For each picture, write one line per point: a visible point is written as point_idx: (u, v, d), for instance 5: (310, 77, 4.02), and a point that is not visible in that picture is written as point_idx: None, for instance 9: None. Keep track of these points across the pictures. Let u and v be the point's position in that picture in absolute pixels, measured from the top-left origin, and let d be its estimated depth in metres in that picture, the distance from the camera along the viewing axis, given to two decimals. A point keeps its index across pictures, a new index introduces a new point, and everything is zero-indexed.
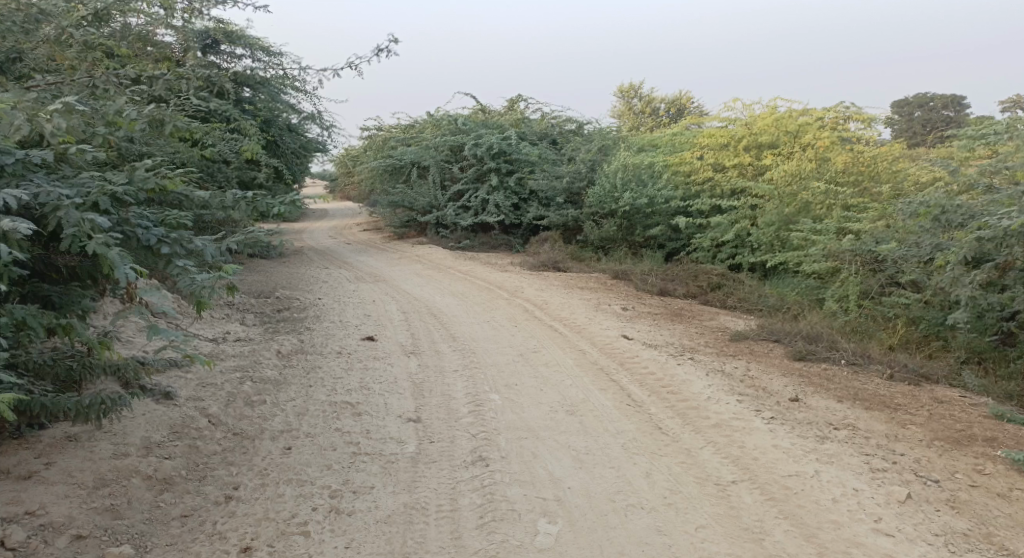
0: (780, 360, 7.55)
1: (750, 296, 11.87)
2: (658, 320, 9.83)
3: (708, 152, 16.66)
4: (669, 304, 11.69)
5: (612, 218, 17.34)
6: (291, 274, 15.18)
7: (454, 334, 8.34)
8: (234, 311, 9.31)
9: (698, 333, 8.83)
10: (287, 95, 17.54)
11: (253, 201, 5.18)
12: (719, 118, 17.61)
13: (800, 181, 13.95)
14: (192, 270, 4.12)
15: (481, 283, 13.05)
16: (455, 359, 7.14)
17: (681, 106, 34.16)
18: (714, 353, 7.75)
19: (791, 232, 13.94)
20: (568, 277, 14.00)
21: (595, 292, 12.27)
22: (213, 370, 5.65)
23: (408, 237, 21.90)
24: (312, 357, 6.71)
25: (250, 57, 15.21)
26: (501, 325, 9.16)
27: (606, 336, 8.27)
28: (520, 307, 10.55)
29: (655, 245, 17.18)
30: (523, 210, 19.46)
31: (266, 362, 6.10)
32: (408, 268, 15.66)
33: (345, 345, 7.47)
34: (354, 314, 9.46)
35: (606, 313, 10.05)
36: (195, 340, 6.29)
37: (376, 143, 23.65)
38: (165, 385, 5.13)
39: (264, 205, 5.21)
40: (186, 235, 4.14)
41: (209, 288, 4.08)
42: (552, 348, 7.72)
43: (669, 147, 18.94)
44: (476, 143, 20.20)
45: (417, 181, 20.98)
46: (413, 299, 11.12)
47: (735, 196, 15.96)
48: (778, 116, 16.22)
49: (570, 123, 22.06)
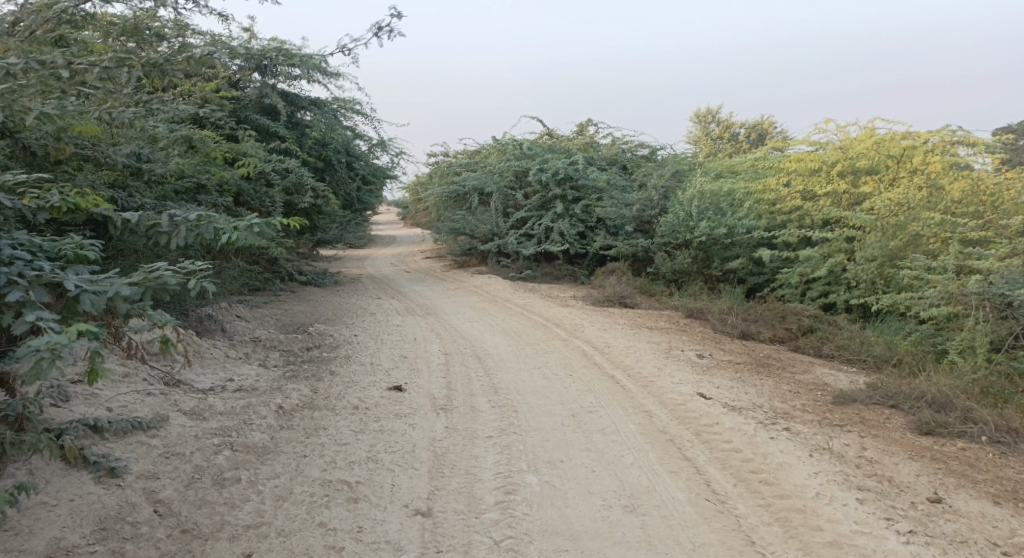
0: (900, 435, 6.25)
1: (849, 343, 10.51)
2: (739, 372, 8.42)
3: (796, 179, 15.20)
4: (751, 350, 10.24)
5: (687, 249, 15.95)
6: (339, 304, 14.33)
7: (497, 386, 7.16)
8: (257, 349, 8.33)
9: (789, 391, 7.39)
10: (347, 120, 16.91)
11: (196, 225, 4.12)
12: (808, 141, 16.11)
13: (910, 212, 12.48)
14: (50, 327, 3.03)
15: (538, 319, 11.85)
16: (492, 422, 5.91)
17: (763, 131, 32.36)
18: (812, 423, 6.35)
19: (897, 269, 12.47)
20: (635, 315, 12.66)
21: (666, 333, 10.90)
22: (185, 434, 4.58)
23: (469, 265, 20.93)
24: (319, 414, 5.57)
25: (306, 78, 14.37)
26: (555, 373, 7.87)
27: (677, 395, 6.93)
28: (579, 350, 9.26)
29: (735, 279, 15.75)
30: (590, 239, 18.21)
31: (257, 424, 4.95)
32: (463, 299, 14.63)
33: (365, 397, 6.33)
34: (388, 356, 8.34)
35: (679, 361, 8.69)
36: (179, 393, 5.24)
37: (440, 169, 22.90)
38: (114, 457, 4.11)
39: (209, 230, 4.13)
40: (52, 274, 3.21)
41: (58, 353, 2.85)
42: (610, 409, 6.41)
43: (750, 175, 17.55)
44: (541, 168, 19.17)
45: (478, 208, 20.02)
46: (461, 338, 9.99)
47: (828, 227, 14.51)
48: (878, 138, 14.65)
49: (642, 148, 20.78)
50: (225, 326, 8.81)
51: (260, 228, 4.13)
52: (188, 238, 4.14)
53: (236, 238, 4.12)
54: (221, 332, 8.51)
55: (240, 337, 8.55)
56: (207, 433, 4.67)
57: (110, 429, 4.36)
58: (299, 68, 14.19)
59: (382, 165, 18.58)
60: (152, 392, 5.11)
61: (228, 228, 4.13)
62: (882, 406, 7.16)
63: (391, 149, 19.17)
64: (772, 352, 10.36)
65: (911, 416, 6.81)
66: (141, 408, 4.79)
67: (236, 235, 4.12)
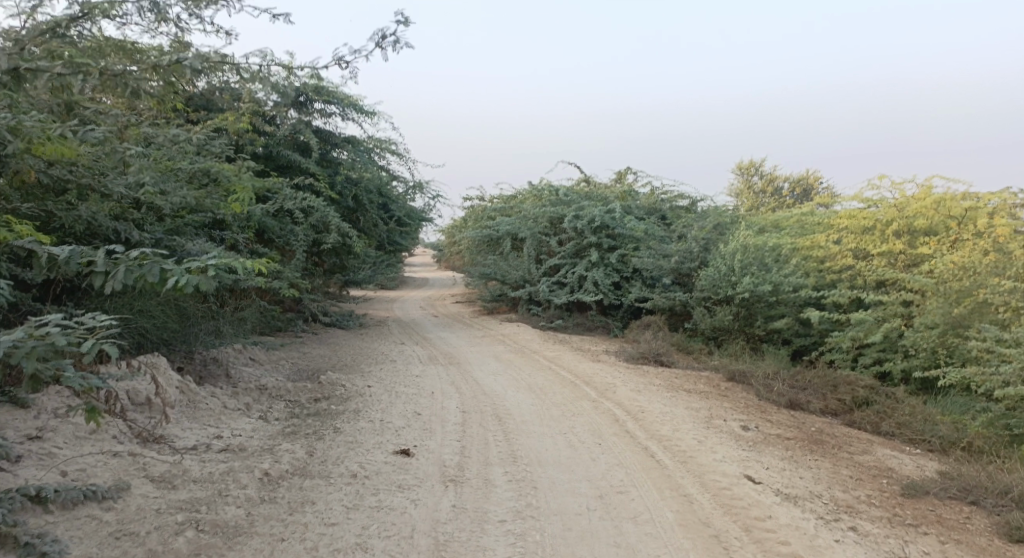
0: (984, 546, 5.46)
1: (911, 422, 9.90)
2: (789, 450, 7.58)
3: (847, 236, 14.37)
4: (801, 423, 9.34)
5: (728, 305, 15.12)
6: (361, 348, 13.75)
7: (517, 454, 6.42)
8: (261, 398, 7.71)
9: (851, 479, 6.69)
10: (381, 159, 16.51)
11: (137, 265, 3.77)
12: (859, 198, 15.34)
13: (975, 277, 11.58)
14: None
15: (567, 375, 11.09)
16: (507, 501, 5.19)
17: (808, 186, 31.44)
18: (882, 523, 5.61)
19: (962, 338, 11.53)
20: (671, 375, 11.81)
21: (705, 398, 10.05)
22: (142, 509, 4.05)
23: (499, 312, 20.26)
24: (308, 484, 4.88)
25: (341, 116, 13.98)
26: (579, 440, 7.14)
27: (720, 476, 6.15)
28: (609, 414, 8.47)
29: (779, 340, 14.83)
30: (625, 290, 17.47)
31: (230, 498, 4.36)
32: (490, 349, 13.97)
33: (367, 462, 5.62)
34: (400, 413, 7.64)
35: (722, 433, 7.87)
36: (151, 454, 4.72)
37: (474, 213, 22.43)
38: (50, 539, 3.59)
39: (152, 269, 3.77)
40: None
41: None
42: (642, 489, 5.66)
43: (796, 230, 16.74)
44: (577, 215, 18.56)
45: (511, 253, 19.42)
46: (484, 393, 9.27)
47: (882, 289, 13.60)
48: (937, 198, 13.84)
49: (682, 199, 20.06)
50: (229, 371, 8.22)
51: (216, 274, 3.86)
52: (128, 280, 3.79)
53: (190, 283, 3.84)
54: (225, 378, 7.90)
55: (245, 383, 7.95)
56: (172, 506, 4.14)
57: (58, 500, 3.89)
58: (334, 105, 13.81)
59: (420, 208, 18.25)
60: (121, 452, 4.62)
61: (180, 271, 3.84)
62: (960, 502, 6.43)
63: (427, 192, 18.75)
64: (824, 426, 9.46)
65: (997, 518, 6.05)
66: (102, 473, 4.29)
67: (191, 279, 3.84)
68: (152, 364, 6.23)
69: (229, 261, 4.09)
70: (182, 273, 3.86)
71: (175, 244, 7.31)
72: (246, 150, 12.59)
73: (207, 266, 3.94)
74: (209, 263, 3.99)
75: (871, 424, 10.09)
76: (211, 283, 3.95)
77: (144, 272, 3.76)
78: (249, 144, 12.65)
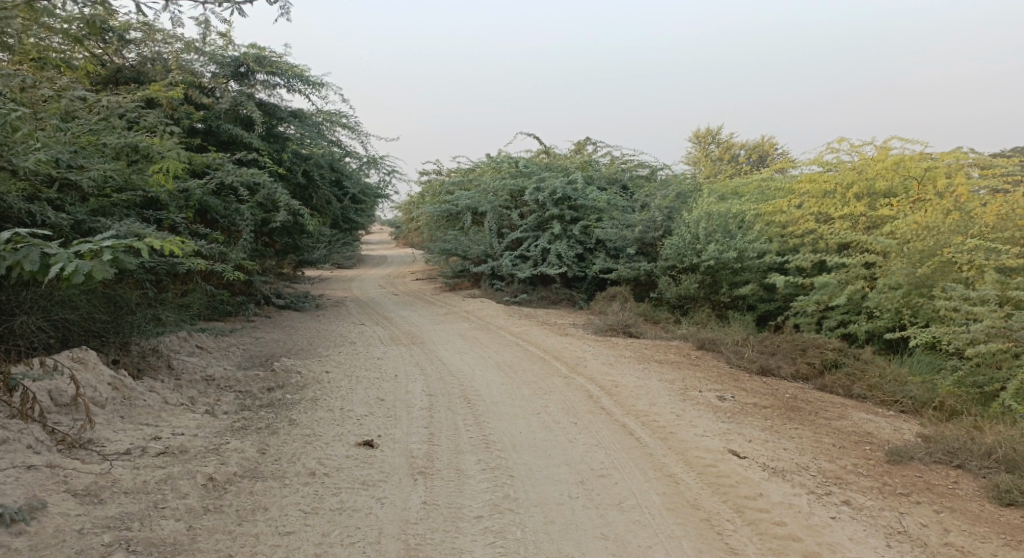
0: (978, 512, 5.20)
1: (884, 383, 9.73)
2: (769, 419, 7.28)
3: (808, 200, 14.16)
4: (776, 391, 9.08)
5: (693, 273, 14.88)
6: (318, 331, 13.16)
7: (489, 439, 6.01)
8: (208, 391, 7.15)
9: (835, 447, 6.36)
10: (331, 134, 15.82)
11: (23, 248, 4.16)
12: (818, 162, 15.16)
13: (939, 236, 11.42)
14: None
15: (535, 351, 10.70)
16: (482, 493, 4.76)
17: (764, 152, 31.41)
18: (873, 493, 5.32)
19: (926, 297, 11.41)
20: (641, 346, 11.49)
21: (678, 369, 9.75)
22: (60, 535, 3.57)
23: (461, 289, 19.77)
24: (259, 489, 4.39)
25: (287, 87, 13.27)
26: (553, 421, 6.76)
27: (704, 450, 5.82)
28: (582, 390, 8.10)
29: (744, 306, 14.64)
30: (588, 261, 17.13)
31: (167, 515, 3.88)
32: (453, 326, 13.50)
33: (326, 457, 5.15)
34: (360, 400, 7.15)
35: (699, 405, 7.55)
36: (73, 463, 4.22)
37: (432, 188, 21.81)
38: None
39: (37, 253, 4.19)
40: None
41: None
42: (626, 472, 5.31)
43: (756, 196, 16.54)
44: (537, 187, 18.15)
45: (471, 228, 18.91)
46: (450, 374, 8.81)
47: (844, 252, 13.42)
48: (897, 158, 13.71)
49: (642, 168, 19.71)
50: (173, 363, 7.63)
51: (106, 259, 4.27)
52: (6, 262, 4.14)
53: (77, 268, 4.25)
54: (167, 371, 7.35)
55: (189, 376, 7.37)
56: (97, 524, 3.69)
57: None
58: (278, 76, 13.09)
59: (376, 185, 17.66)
60: (37, 464, 4.08)
61: (66, 257, 4.24)
62: (946, 466, 6.16)
63: (381, 167, 18.11)
64: (799, 392, 9.21)
65: (986, 480, 5.81)
66: (12, 491, 3.76)
67: (81, 265, 4.27)
68: (80, 361, 5.70)
69: (122, 243, 4.47)
70: (68, 258, 4.26)
71: (98, 224, 6.70)
72: (183, 124, 11.86)
73: (97, 250, 4.34)
74: (100, 247, 4.39)
75: (845, 387, 9.88)
76: (104, 268, 4.38)
77: (24, 257, 4.14)
78: (186, 118, 11.91)
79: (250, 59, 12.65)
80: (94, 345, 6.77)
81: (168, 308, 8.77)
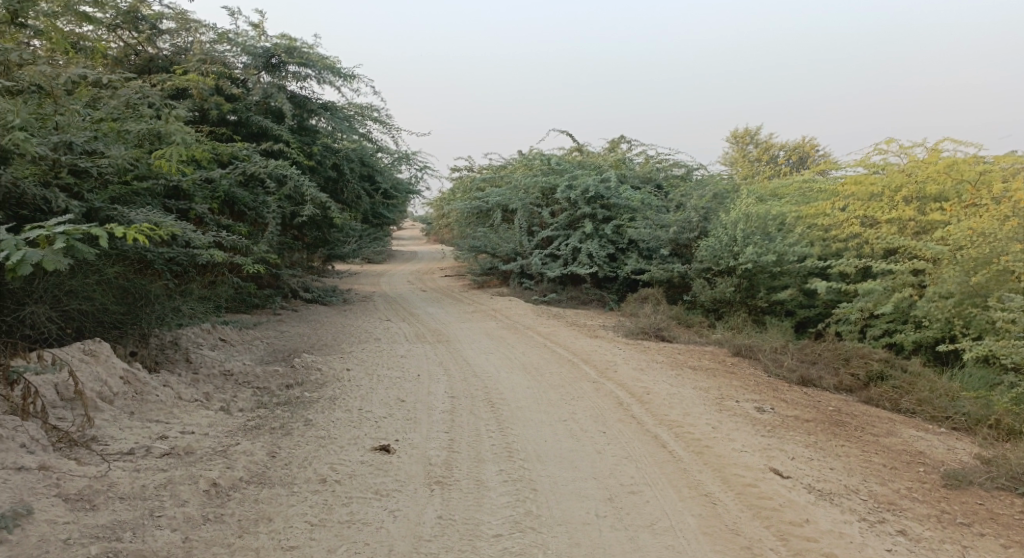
0: None
1: (932, 398, 9.22)
2: (811, 433, 6.85)
3: (853, 203, 13.57)
4: (817, 403, 8.62)
5: (730, 276, 14.40)
6: (344, 326, 12.96)
7: (513, 448, 5.68)
8: (225, 386, 6.93)
9: (885, 468, 5.94)
10: (362, 127, 15.59)
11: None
12: (864, 164, 14.57)
13: (994, 244, 10.77)
14: None
15: (564, 353, 10.36)
16: (505, 509, 4.44)
17: (803, 154, 30.64)
18: (931, 522, 4.91)
19: (979, 308, 10.82)
20: (674, 350, 11.08)
21: (713, 376, 9.33)
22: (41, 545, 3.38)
23: (489, 286, 19.46)
24: (264, 497, 4.13)
25: (318, 79, 13.05)
26: (581, 429, 6.42)
27: (743, 467, 5.44)
28: (613, 396, 7.74)
29: (782, 312, 14.13)
30: (621, 262, 16.73)
31: (160, 527, 3.67)
32: (481, 325, 13.20)
33: (340, 463, 4.86)
34: (380, 401, 6.87)
35: (737, 416, 7.15)
36: (69, 463, 4.05)
37: (463, 183, 21.55)
38: None
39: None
40: None
41: None
42: (658, 488, 4.95)
43: (797, 198, 15.97)
44: (570, 185, 17.76)
45: (501, 225, 18.58)
46: (475, 375, 8.51)
47: (891, 258, 12.82)
48: (950, 161, 13.09)
49: (678, 168, 19.24)
50: (191, 355, 7.43)
51: (54, 250, 4.13)
52: None
53: (27, 259, 4.14)
54: (184, 364, 7.17)
55: (206, 369, 7.17)
56: (87, 534, 3.52)
57: None
58: (309, 67, 12.86)
59: (407, 180, 17.44)
60: (31, 466, 3.90)
61: (14, 250, 4.14)
62: (1008, 493, 5.71)
63: (413, 163, 17.85)
64: (842, 405, 8.74)
65: None
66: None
67: (30, 256, 4.15)
68: (92, 353, 5.52)
69: (77, 230, 4.31)
70: (18, 251, 4.14)
71: (116, 213, 6.46)
72: (212, 115, 11.69)
73: (48, 240, 4.20)
74: (53, 235, 4.25)
75: (891, 401, 9.37)
76: (57, 258, 4.24)
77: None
78: (215, 109, 11.75)
79: (281, 50, 12.44)
80: (110, 338, 6.60)
81: (189, 299, 8.61)
